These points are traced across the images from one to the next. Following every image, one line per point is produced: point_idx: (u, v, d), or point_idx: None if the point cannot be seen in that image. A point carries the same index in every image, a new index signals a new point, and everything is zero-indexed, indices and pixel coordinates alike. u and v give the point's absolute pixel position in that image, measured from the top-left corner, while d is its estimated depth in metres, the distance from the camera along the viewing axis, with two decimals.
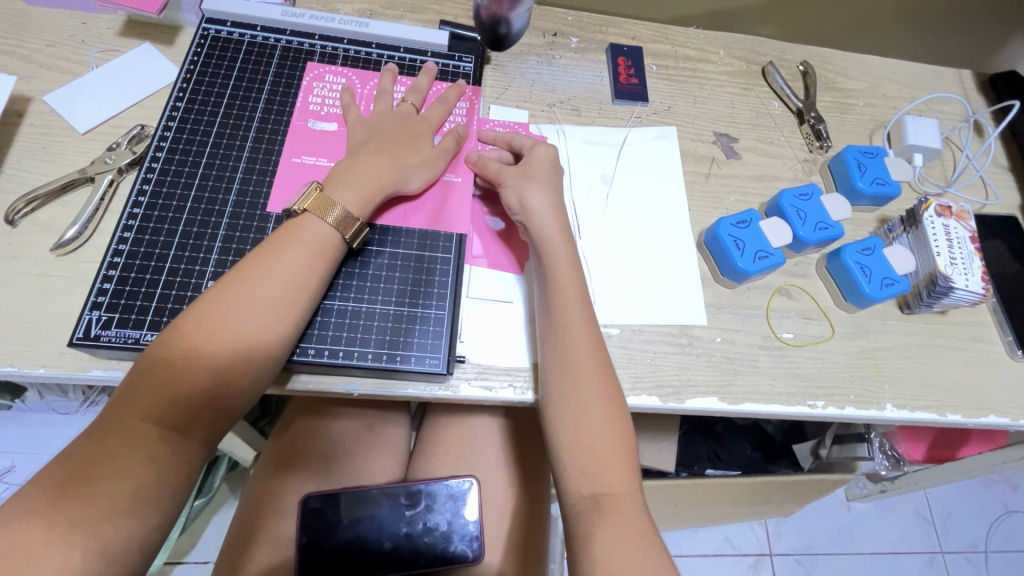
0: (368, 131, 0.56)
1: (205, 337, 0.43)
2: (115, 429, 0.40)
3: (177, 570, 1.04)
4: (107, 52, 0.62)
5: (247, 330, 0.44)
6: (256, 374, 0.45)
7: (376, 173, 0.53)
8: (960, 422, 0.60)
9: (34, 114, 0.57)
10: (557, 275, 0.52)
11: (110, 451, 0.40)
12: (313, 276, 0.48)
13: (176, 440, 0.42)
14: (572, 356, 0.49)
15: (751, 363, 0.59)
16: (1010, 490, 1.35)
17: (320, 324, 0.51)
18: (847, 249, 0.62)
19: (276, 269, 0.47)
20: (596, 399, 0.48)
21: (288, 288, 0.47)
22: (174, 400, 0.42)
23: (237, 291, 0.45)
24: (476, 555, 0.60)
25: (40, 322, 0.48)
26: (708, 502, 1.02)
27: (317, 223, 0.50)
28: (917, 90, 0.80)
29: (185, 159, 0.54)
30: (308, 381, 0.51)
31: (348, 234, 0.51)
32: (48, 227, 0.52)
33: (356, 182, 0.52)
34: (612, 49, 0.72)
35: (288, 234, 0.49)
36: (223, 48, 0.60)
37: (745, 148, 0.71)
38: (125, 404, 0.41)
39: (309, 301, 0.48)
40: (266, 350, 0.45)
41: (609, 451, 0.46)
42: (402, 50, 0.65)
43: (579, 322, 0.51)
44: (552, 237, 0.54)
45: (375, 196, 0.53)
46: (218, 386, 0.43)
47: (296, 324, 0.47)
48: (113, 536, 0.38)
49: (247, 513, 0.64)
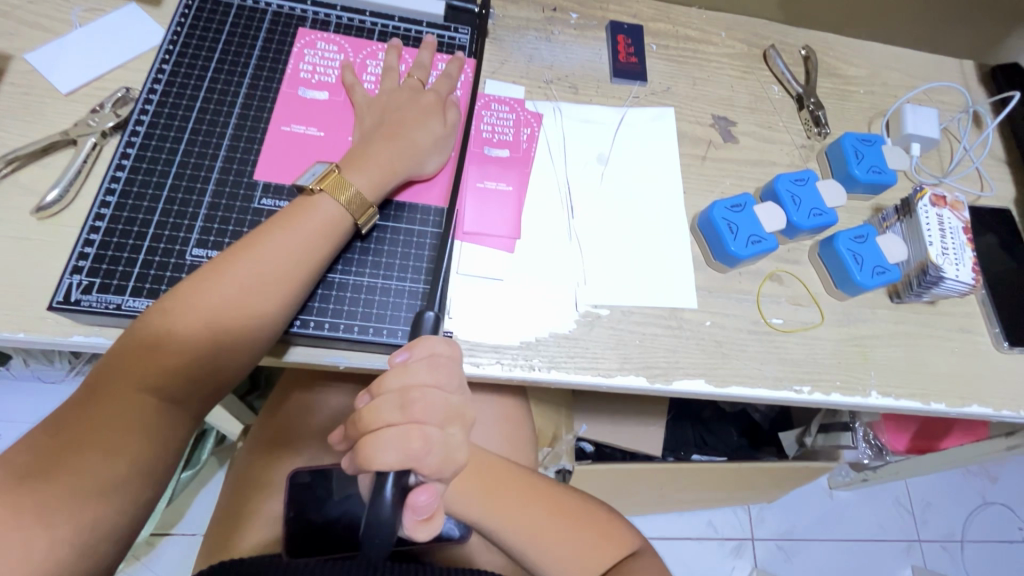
0: (379, 113, 0.56)
1: (208, 310, 0.43)
2: (104, 396, 0.40)
3: (164, 541, 1.05)
4: (92, 12, 0.60)
5: (250, 304, 0.44)
6: (252, 347, 0.45)
7: (390, 156, 0.53)
8: (942, 410, 0.61)
9: (15, 73, 0.56)
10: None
11: (101, 419, 0.39)
12: (316, 253, 0.48)
13: (167, 410, 0.42)
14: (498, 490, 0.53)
15: (739, 348, 0.59)
16: (989, 482, 1.37)
17: (319, 298, 0.51)
18: (840, 236, 0.62)
19: (280, 245, 0.46)
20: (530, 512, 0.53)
21: (291, 264, 0.46)
22: (168, 370, 0.42)
23: (241, 264, 0.45)
24: (462, 534, 0.59)
25: (21, 287, 0.48)
26: (692, 486, 1.03)
27: (330, 202, 0.49)
28: (917, 79, 0.79)
29: (171, 124, 0.53)
30: (301, 353, 0.51)
31: (360, 218, 0.51)
32: (30, 190, 0.51)
33: (369, 165, 0.52)
34: (612, 27, 0.71)
35: (296, 210, 0.48)
36: (211, 10, 0.59)
37: (743, 133, 0.70)
38: (117, 369, 0.41)
39: (310, 276, 0.48)
40: (266, 327, 0.45)
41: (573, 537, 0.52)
42: (396, 19, 0.63)
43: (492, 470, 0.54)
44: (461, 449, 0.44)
45: (389, 179, 0.53)
46: (214, 356, 0.44)
47: (294, 297, 0.47)
48: (101, 507, 0.38)
49: (238, 484, 0.65)
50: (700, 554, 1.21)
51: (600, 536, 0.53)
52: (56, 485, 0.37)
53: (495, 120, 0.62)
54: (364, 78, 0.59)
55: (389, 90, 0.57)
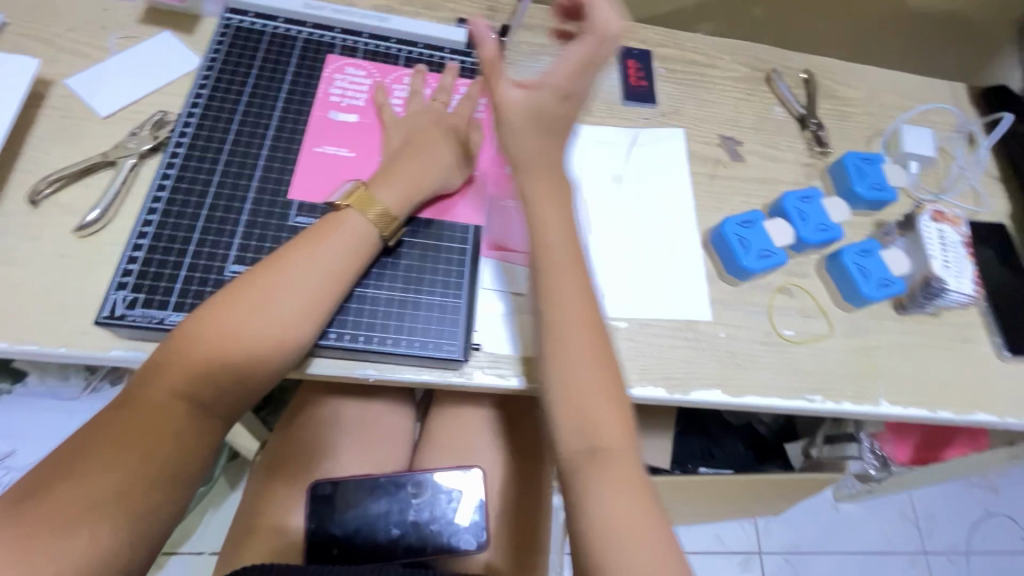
0: (405, 133, 0.58)
1: (242, 321, 0.44)
2: (142, 402, 0.42)
3: (171, 561, 1.04)
4: (128, 39, 0.62)
5: (281, 317, 0.45)
6: (283, 358, 0.46)
7: (415, 172, 0.55)
8: (950, 418, 0.63)
9: (55, 97, 0.58)
10: (545, 238, 0.52)
11: (140, 425, 0.41)
12: (345, 268, 0.49)
13: (200, 417, 0.43)
14: (583, 449, 0.45)
15: (752, 358, 0.61)
16: (991, 493, 1.39)
17: (351, 312, 0.52)
18: (846, 251, 0.65)
19: (312, 260, 0.48)
20: (609, 495, 0.43)
21: (323, 279, 0.48)
22: (202, 377, 0.43)
23: (276, 277, 0.46)
24: (478, 543, 0.62)
25: (65, 302, 0.49)
26: (701, 498, 1.04)
27: (358, 218, 0.51)
28: (912, 100, 0.83)
29: (209, 145, 0.55)
30: (327, 364, 0.52)
31: (386, 232, 0.52)
32: (70, 209, 0.53)
33: (395, 181, 0.54)
34: (623, 52, 0.74)
35: (326, 225, 0.50)
36: (245, 38, 0.61)
37: (749, 152, 0.73)
38: (154, 376, 0.42)
39: (341, 291, 0.49)
40: (296, 341, 0.46)
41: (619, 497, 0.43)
42: (420, 46, 0.66)
43: (611, 416, 0.46)
44: (553, 278, 0.50)
45: (415, 195, 0.55)
46: (244, 366, 0.44)
47: (323, 312, 0.48)
48: (143, 509, 0.40)
49: (260, 496, 0.65)
50: (707, 568, 1.22)
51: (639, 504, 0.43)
52: (101, 489, 0.38)
53: None
54: (392, 100, 0.62)
55: (414, 112, 0.60)
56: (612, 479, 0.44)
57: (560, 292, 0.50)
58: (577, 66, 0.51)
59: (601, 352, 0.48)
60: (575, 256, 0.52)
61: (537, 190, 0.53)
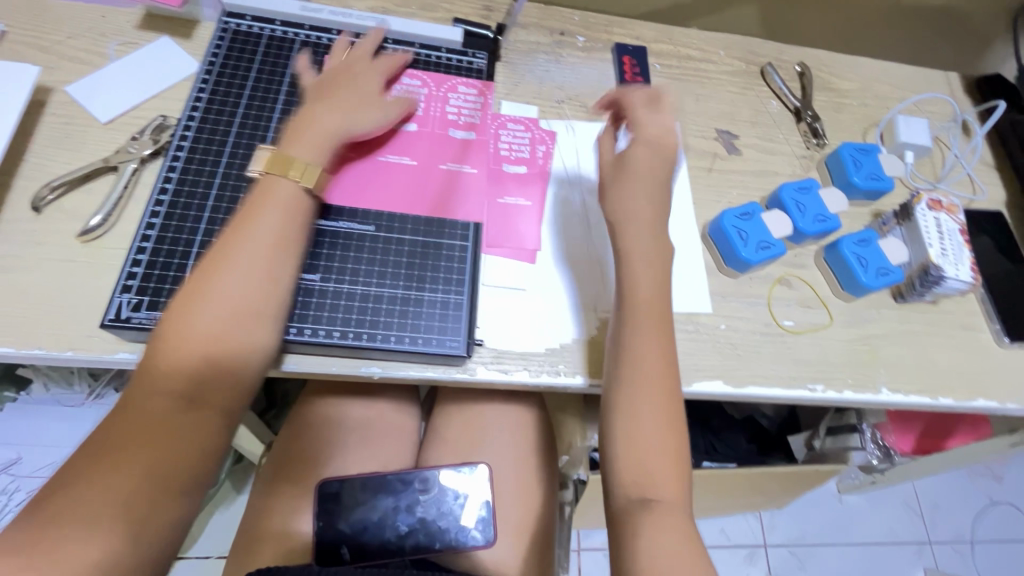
0: (315, 93, 0.56)
1: (194, 309, 0.44)
2: (126, 405, 0.42)
3: (179, 565, 1.05)
4: (127, 45, 0.63)
5: (230, 296, 0.45)
6: (247, 336, 0.45)
7: (325, 125, 0.53)
8: (950, 405, 0.63)
9: (56, 104, 0.58)
10: (631, 300, 0.52)
11: (127, 427, 0.41)
12: (286, 232, 0.48)
13: (187, 410, 0.43)
14: (636, 499, 0.45)
15: (753, 348, 0.61)
16: (994, 482, 1.39)
17: (303, 304, 0.52)
18: (844, 241, 0.65)
19: (251, 231, 0.47)
20: (657, 541, 0.43)
21: (267, 247, 0.47)
22: (176, 370, 0.43)
23: (220, 258, 0.46)
24: (487, 539, 0.62)
25: (71, 307, 0.50)
26: (705, 492, 1.04)
27: (282, 184, 0.50)
28: (907, 91, 0.83)
29: (210, 148, 0.56)
30: (301, 361, 0.51)
31: (308, 181, 0.50)
32: (73, 214, 0.53)
33: (309, 136, 0.52)
34: (617, 49, 0.75)
35: (259, 198, 0.49)
36: (243, 41, 0.62)
37: (746, 145, 0.73)
38: (134, 381, 0.43)
39: (290, 256, 0.48)
40: (253, 317, 0.46)
41: (670, 552, 0.42)
42: (417, 46, 0.67)
43: (671, 472, 0.46)
44: (641, 337, 0.50)
45: (324, 145, 0.53)
46: (212, 352, 0.44)
47: (275, 283, 0.47)
48: (148, 507, 0.40)
49: (269, 495, 0.66)
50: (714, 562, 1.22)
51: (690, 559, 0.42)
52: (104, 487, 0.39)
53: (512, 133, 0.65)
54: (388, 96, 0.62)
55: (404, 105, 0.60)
56: (660, 523, 0.44)
57: (640, 350, 0.50)
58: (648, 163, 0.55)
59: (675, 408, 0.48)
60: (658, 315, 0.51)
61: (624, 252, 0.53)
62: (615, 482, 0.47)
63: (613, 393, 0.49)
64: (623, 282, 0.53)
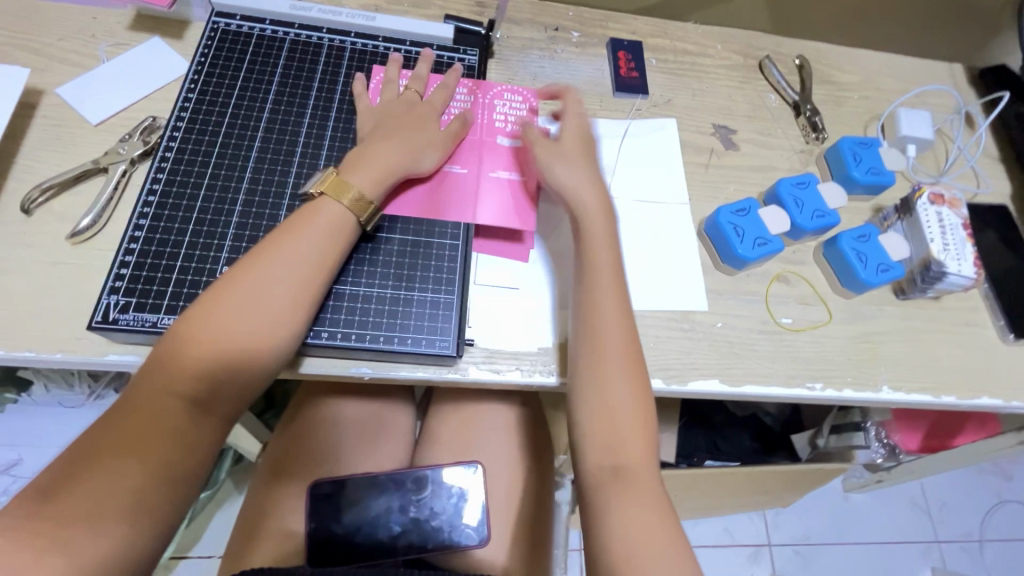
0: (379, 117, 0.57)
1: (227, 316, 0.44)
2: (141, 402, 0.41)
3: (181, 564, 1.05)
4: (117, 46, 0.63)
5: (267, 309, 0.45)
6: (277, 351, 0.45)
7: (388, 155, 0.53)
8: (954, 403, 0.62)
9: (46, 106, 0.58)
10: (595, 278, 0.53)
11: (138, 423, 0.40)
12: (329, 256, 0.48)
13: (201, 415, 0.43)
14: (607, 465, 0.48)
15: (750, 346, 0.60)
16: (1003, 480, 1.37)
17: (332, 308, 0.52)
18: (844, 236, 0.64)
19: (292, 248, 0.47)
20: (629, 509, 0.46)
21: (307, 267, 0.47)
22: (195, 373, 0.42)
23: (259, 269, 0.46)
24: (481, 538, 0.62)
25: (60, 310, 0.50)
26: (707, 491, 1.03)
27: (332, 205, 0.50)
28: (909, 83, 0.82)
29: (199, 148, 0.55)
30: (313, 364, 0.52)
31: (363, 216, 0.51)
32: (63, 216, 0.53)
33: (368, 163, 0.52)
34: (612, 44, 0.74)
35: (303, 215, 0.49)
36: (233, 41, 0.61)
37: (743, 140, 0.72)
38: (150, 375, 0.42)
39: (328, 281, 0.48)
40: (285, 335, 0.45)
41: (641, 518, 0.45)
42: (408, 43, 0.66)
43: (639, 439, 0.49)
44: (603, 315, 0.52)
45: (386, 178, 0.53)
46: (238, 360, 0.44)
47: (309, 302, 0.47)
48: (147, 506, 0.39)
49: (265, 494, 0.66)
50: (718, 561, 1.21)
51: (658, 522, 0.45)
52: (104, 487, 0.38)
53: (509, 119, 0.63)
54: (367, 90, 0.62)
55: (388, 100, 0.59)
56: (633, 493, 0.46)
57: (599, 310, 0.52)
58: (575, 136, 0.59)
59: (637, 378, 0.50)
60: (617, 281, 0.53)
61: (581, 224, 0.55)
62: (587, 450, 0.49)
63: (575, 357, 0.52)
64: (582, 251, 0.55)
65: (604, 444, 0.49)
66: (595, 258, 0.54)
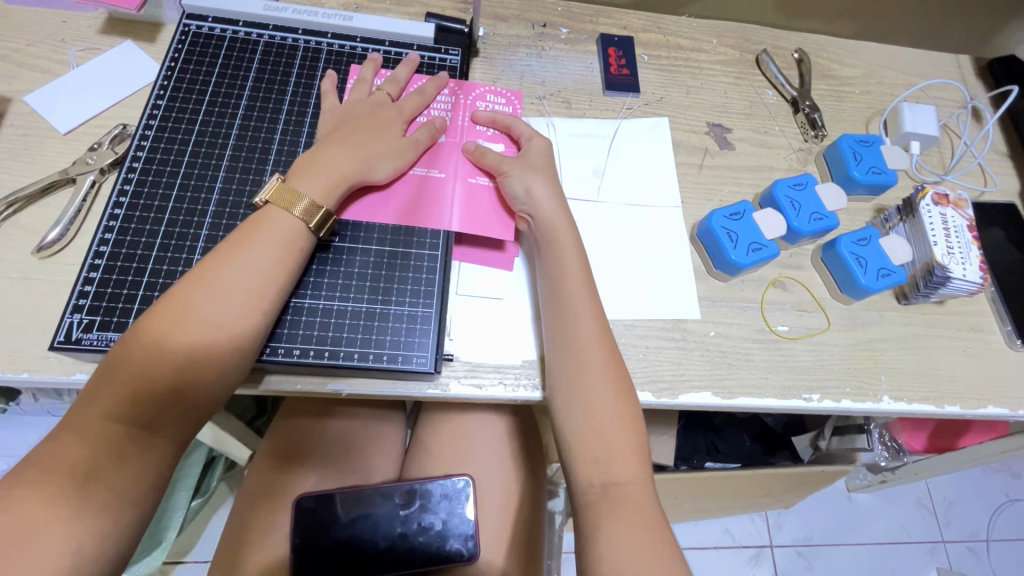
0: (337, 120, 0.55)
1: (170, 335, 0.41)
2: (76, 428, 0.39)
3: (177, 569, 1.04)
4: (89, 51, 0.61)
5: (211, 327, 0.42)
6: (226, 370, 0.43)
7: (339, 161, 0.51)
8: (958, 413, 0.59)
9: (14, 115, 0.56)
10: (563, 284, 0.52)
11: (78, 451, 0.38)
12: (278, 268, 0.46)
13: (144, 439, 0.40)
14: (597, 485, 0.46)
15: (744, 356, 0.58)
16: (1011, 479, 1.34)
17: (291, 323, 0.50)
18: (842, 239, 0.61)
19: (240, 263, 0.45)
20: (625, 531, 0.43)
21: (254, 280, 0.45)
22: (134, 396, 0.40)
23: (203, 285, 0.43)
24: (471, 552, 0.60)
25: (25, 327, 0.48)
26: (707, 495, 1.01)
27: (285, 216, 0.47)
28: (913, 76, 0.78)
29: (168, 158, 0.54)
30: (277, 381, 0.50)
31: (313, 223, 0.48)
32: (30, 230, 0.52)
33: (321, 170, 0.50)
34: (602, 40, 0.71)
35: (252, 226, 0.47)
36: (204, 45, 0.59)
37: (739, 139, 0.69)
38: (90, 401, 0.40)
39: (279, 294, 0.46)
40: (233, 353, 0.43)
41: (637, 542, 0.42)
42: (387, 44, 0.64)
43: (629, 455, 0.46)
44: (578, 326, 0.50)
45: (340, 185, 0.50)
46: (184, 381, 0.41)
47: (261, 318, 0.45)
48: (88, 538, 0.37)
49: (247, 509, 0.65)
50: (719, 563, 1.19)
51: (653, 544, 0.42)
52: (38, 517, 0.36)
53: (492, 113, 0.60)
54: (340, 90, 0.59)
55: (364, 105, 0.56)
56: (625, 518, 0.43)
57: (577, 326, 0.50)
58: (539, 152, 0.58)
59: (623, 390, 0.49)
60: (592, 295, 0.52)
61: (552, 238, 0.53)
62: (576, 470, 0.47)
63: (555, 378, 0.50)
64: (555, 264, 0.53)
65: (594, 465, 0.46)
66: (570, 270, 0.52)
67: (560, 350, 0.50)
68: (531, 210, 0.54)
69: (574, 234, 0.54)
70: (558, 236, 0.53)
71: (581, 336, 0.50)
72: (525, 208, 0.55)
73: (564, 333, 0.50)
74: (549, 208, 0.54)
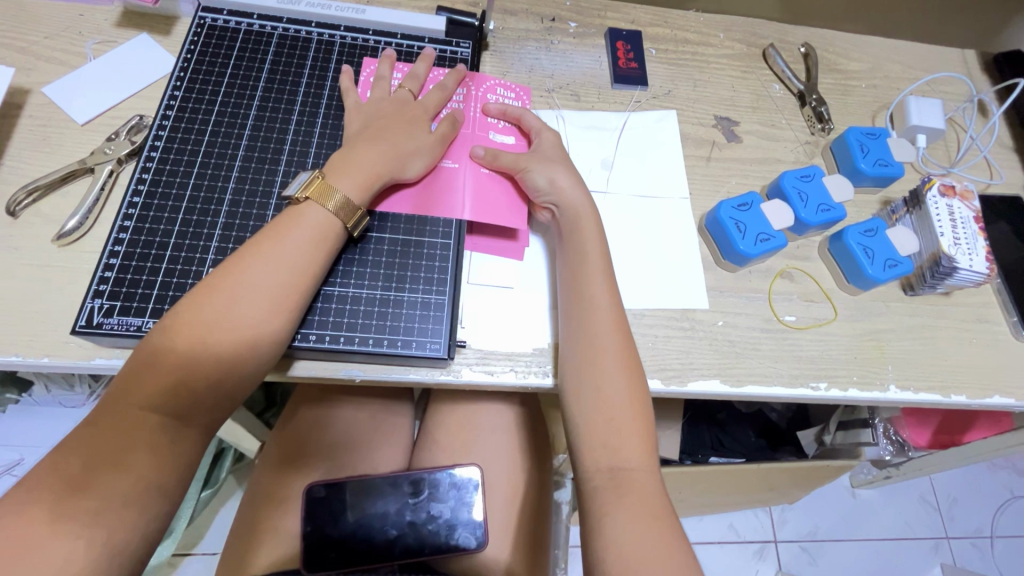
0: (366, 118, 0.56)
1: (206, 327, 0.42)
2: (111, 416, 0.39)
3: (185, 561, 1.06)
4: (105, 44, 0.62)
5: (247, 319, 0.43)
6: (258, 362, 0.44)
7: (374, 161, 0.51)
8: (964, 402, 0.60)
9: (33, 106, 0.57)
10: (583, 272, 0.53)
11: (111, 439, 0.39)
12: (310, 264, 0.47)
13: (177, 429, 0.41)
14: (604, 470, 0.46)
15: (753, 345, 0.59)
16: (1016, 476, 1.34)
17: (321, 310, 0.51)
18: (849, 231, 0.62)
19: (273, 256, 0.45)
20: (631, 518, 0.43)
21: (286, 275, 0.45)
22: (169, 386, 0.41)
23: (237, 277, 0.44)
24: (478, 543, 0.60)
25: (45, 313, 0.49)
26: (712, 489, 1.02)
27: (318, 210, 0.48)
28: (919, 70, 0.79)
29: (185, 148, 0.54)
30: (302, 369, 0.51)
31: (349, 223, 0.50)
32: (50, 218, 0.53)
33: (356, 166, 0.51)
34: (611, 34, 0.72)
35: (284, 221, 0.47)
36: (219, 37, 0.60)
37: (747, 132, 0.70)
38: (126, 390, 0.40)
39: (309, 288, 0.47)
40: (267, 346, 0.44)
41: (642, 526, 0.43)
42: (399, 37, 0.64)
43: (636, 443, 0.47)
44: (595, 312, 0.51)
45: (374, 182, 0.51)
46: (218, 372, 0.42)
47: (292, 311, 0.45)
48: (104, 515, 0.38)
49: (259, 496, 0.66)
50: (724, 558, 1.20)
51: (657, 530, 0.43)
52: (62, 493, 0.37)
53: (503, 105, 0.61)
54: (359, 83, 0.60)
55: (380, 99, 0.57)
56: (631, 503, 0.44)
57: (595, 313, 0.51)
58: (555, 144, 0.59)
59: (636, 378, 0.49)
60: (610, 284, 0.52)
61: (574, 227, 0.54)
62: (584, 455, 0.48)
63: (570, 363, 0.51)
64: (575, 252, 0.54)
65: (602, 450, 0.47)
66: (590, 258, 0.53)
67: (579, 334, 0.51)
68: (552, 200, 0.55)
69: (595, 223, 0.55)
70: (580, 225, 0.54)
71: (601, 322, 0.51)
72: (547, 199, 0.56)
73: (582, 318, 0.51)
74: (573, 197, 0.55)
